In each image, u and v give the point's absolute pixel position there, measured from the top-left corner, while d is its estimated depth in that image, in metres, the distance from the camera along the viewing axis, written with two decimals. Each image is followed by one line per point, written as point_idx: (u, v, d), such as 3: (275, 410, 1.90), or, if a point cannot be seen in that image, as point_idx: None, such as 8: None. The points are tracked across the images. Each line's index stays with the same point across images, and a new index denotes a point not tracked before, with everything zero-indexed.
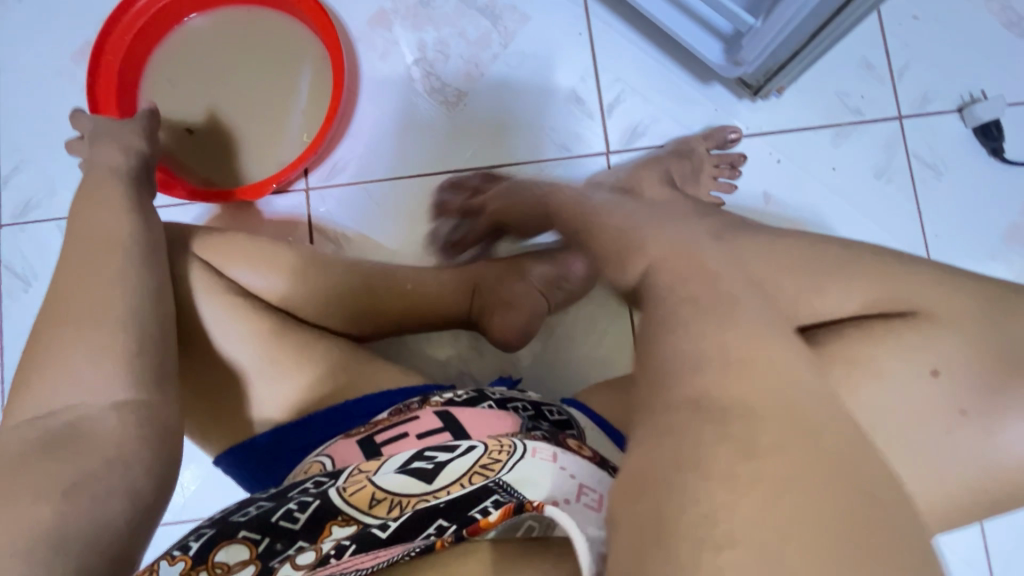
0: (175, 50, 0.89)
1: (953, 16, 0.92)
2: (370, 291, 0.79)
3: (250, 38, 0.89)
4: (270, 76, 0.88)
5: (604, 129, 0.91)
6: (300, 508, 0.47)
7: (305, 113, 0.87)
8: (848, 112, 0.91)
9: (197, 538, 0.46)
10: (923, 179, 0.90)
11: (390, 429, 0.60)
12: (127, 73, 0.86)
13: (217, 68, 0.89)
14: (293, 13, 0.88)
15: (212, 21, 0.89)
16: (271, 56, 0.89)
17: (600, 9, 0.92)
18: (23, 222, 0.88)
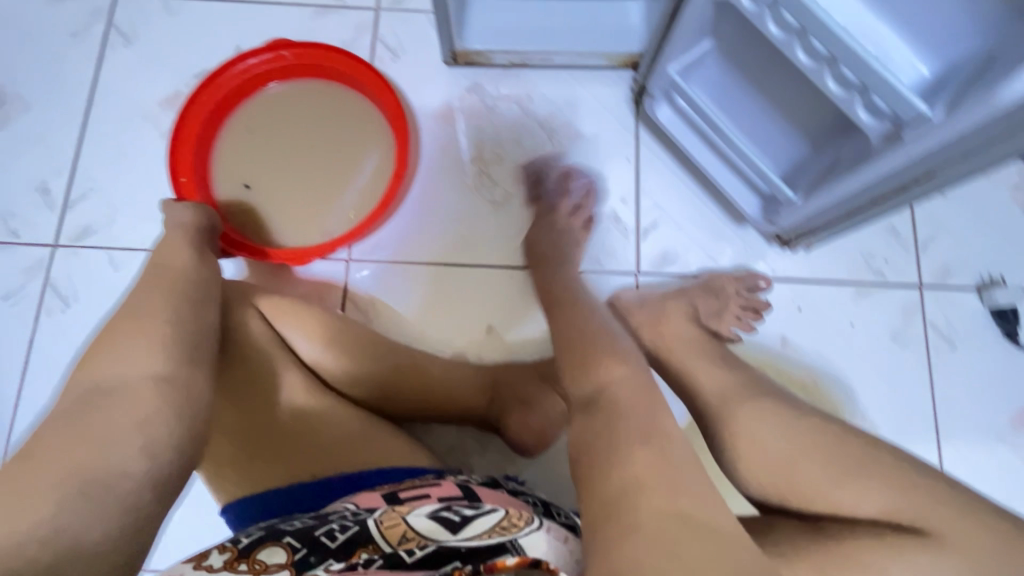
0: (257, 107, 0.95)
1: (979, 199, 0.97)
2: (392, 372, 0.83)
3: (327, 112, 0.95)
4: (337, 150, 0.94)
5: (638, 250, 0.95)
6: (339, 529, 0.56)
7: (360, 190, 0.93)
8: (870, 273, 0.94)
9: (248, 537, 0.56)
10: (938, 350, 0.93)
11: (413, 488, 0.66)
12: (208, 129, 0.93)
13: (288, 134, 0.95)
14: (369, 96, 0.94)
15: (293, 89, 0.96)
16: (343, 133, 0.95)
17: (649, 139, 0.98)
18: (78, 246, 0.93)
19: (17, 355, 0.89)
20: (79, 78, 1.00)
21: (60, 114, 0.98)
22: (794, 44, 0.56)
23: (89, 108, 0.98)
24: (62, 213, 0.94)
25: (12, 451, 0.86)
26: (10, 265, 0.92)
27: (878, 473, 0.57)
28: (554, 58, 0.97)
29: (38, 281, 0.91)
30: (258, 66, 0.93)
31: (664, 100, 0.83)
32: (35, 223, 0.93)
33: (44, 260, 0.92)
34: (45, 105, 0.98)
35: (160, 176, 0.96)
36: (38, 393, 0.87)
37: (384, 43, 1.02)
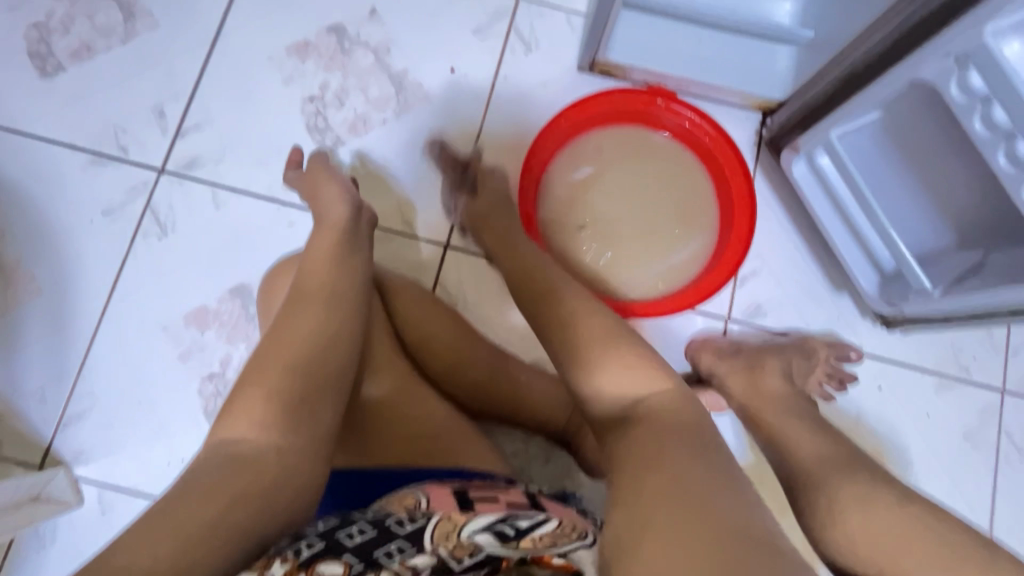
0: (637, 133, 0.95)
1: None
2: (475, 375, 0.85)
3: (680, 174, 0.95)
4: (678, 208, 0.94)
5: (732, 296, 0.94)
6: (399, 549, 0.48)
7: (688, 253, 0.93)
8: (956, 368, 0.94)
9: (307, 546, 0.47)
10: (1008, 458, 0.92)
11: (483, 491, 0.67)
12: (598, 115, 0.93)
13: (649, 172, 0.95)
14: (715, 170, 0.93)
15: (668, 147, 0.95)
16: (690, 197, 0.94)
17: (765, 185, 0.95)
18: (184, 175, 0.92)
19: (107, 273, 0.89)
20: (210, 6, 0.98)
21: (186, 40, 0.97)
22: (997, 144, 0.55)
23: (216, 39, 0.97)
24: (173, 140, 0.93)
25: (87, 366, 0.86)
26: (114, 182, 0.91)
27: None
28: (690, 86, 0.95)
29: (139, 203, 0.91)
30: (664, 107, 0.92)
31: (807, 157, 0.81)
32: (144, 144, 0.93)
33: (149, 183, 0.91)
34: (173, 27, 0.97)
35: (275, 124, 0.95)
36: (121, 314, 0.88)
37: (519, 34, 1.00)
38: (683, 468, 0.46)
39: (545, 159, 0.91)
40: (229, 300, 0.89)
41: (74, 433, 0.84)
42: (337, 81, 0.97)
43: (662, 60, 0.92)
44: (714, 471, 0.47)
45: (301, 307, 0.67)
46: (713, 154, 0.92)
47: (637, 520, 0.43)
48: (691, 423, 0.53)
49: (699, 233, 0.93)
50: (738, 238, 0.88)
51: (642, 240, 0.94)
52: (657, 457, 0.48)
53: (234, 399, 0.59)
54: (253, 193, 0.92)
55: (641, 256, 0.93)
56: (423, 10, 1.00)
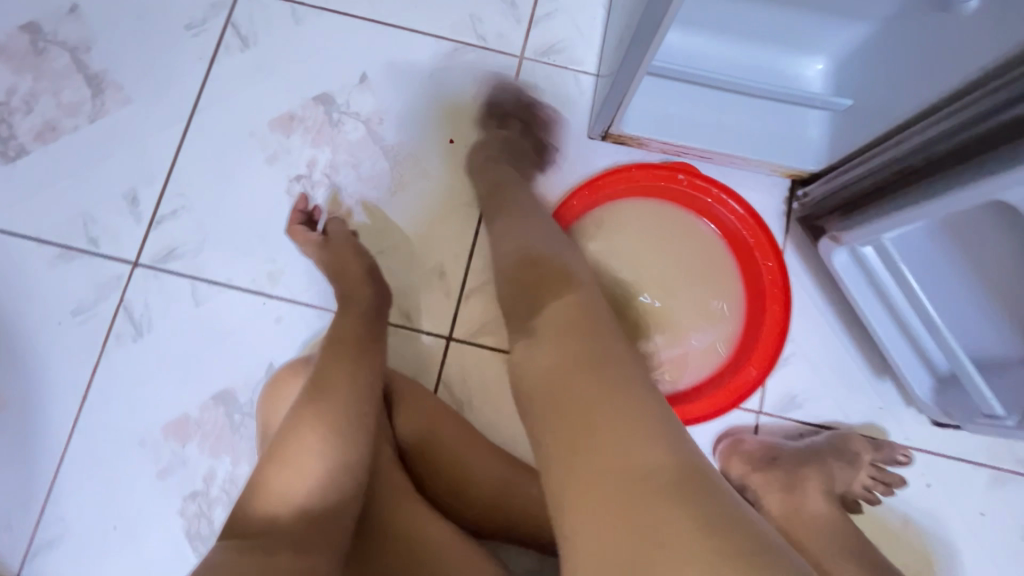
0: (656, 210, 0.87)
1: None
2: (487, 486, 0.77)
3: (704, 254, 0.86)
4: (704, 291, 0.86)
5: (765, 387, 0.85)
6: None
7: (717, 342, 0.84)
8: (1013, 461, 0.85)
9: None
10: None
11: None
12: (614, 192, 0.85)
13: (671, 250, 0.86)
14: (744, 251, 0.85)
15: (691, 224, 0.87)
16: (717, 279, 0.86)
17: (797, 264, 0.87)
18: (161, 269, 0.84)
19: (78, 381, 0.81)
20: (186, 77, 0.90)
21: (160, 116, 0.89)
22: None
23: (193, 114, 0.89)
24: (148, 229, 0.85)
25: (58, 486, 0.78)
26: (83, 278, 0.83)
27: None
28: (713, 156, 0.86)
29: (111, 301, 0.83)
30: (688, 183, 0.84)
31: (851, 249, 0.73)
32: (116, 235, 0.85)
33: (122, 278, 0.83)
34: (146, 102, 0.89)
35: (259, 207, 0.87)
36: (93, 427, 0.80)
37: (524, 98, 0.92)
38: (611, 428, 0.47)
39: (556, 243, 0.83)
40: (211, 408, 0.81)
41: (43, 565, 0.77)
42: (326, 156, 0.89)
43: (683, 131, 0.84)
44: (637, 416, 0.48)
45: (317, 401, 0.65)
46: (742, 235, 0.84)
47: (575, 496, 0.46)
48: (613, 359, 0.53)
49: (728, 321, 0.85)
50: (773, 324, 0.81)
51: (670, 322, 0.85)
52: (584, 412, 0.49)
53: (262, 472, 0.61)
54: (236, 286, 0.84)
55: (666, 346, 0.84)
56: (418, 74, 0.92)
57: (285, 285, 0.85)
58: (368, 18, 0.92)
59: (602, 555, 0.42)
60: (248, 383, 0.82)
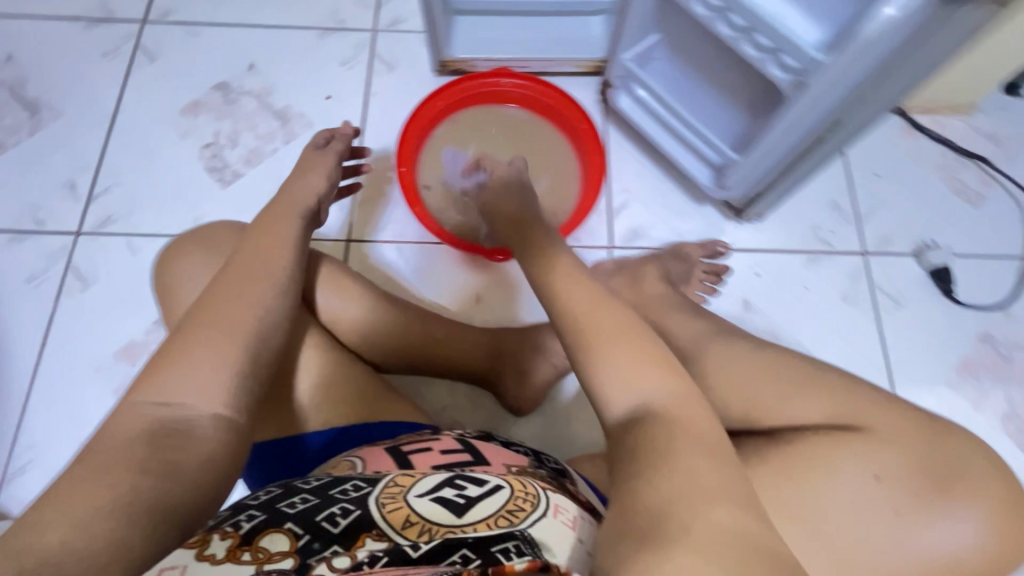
0: (490, 111, 1.09)
1: (905, 176, 1.11)
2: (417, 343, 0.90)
3: (534, 136, 1.09)
4: (538, 164, 1.08)
5: (610, 227, 1.05)
6: (341, 514, 0.49)
7: (556, 197, 1.06)
8: (819, 242, 1.06)
9: (247, 520, 0.48)
10: (885, 308, 1.02)
11: (416, 445, 0.69)
12: (452, 102, 1.06)
13: (506, 140, 1.09)
14: (562, 126, 1.08)
15: (519, 116, 1.10)
16: (547, 152, 1.09)
17: (615, 132, 1.09)
18: (100, 232, 1.01)
19: (36, 334, 0.95)
20: (107, 90, 1.11)
21: (88, 121, 1.09)
22: (716, 20, 0.70)
23: (115, 115, 1.10)
24: (86, 205, 1.03)
25: (25, 421, 0.90)
26: (35, 251, 0.99)
27: (811, 385, 0.63)
28: (530, 65, 1.10)
29: (60, 265, 0.99)
30: (510, 87, 1.07)
31: (624, 90, 0.96)
32: (60, 214, 1.02)
33: (67, 246, 1.00)
34: (76, 114, 1.10)
35: (178, 173, 1.06)
36: (53, 365, 0.93)
37: (381, 58, 1.16)
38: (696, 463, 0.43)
39: (414, 148, 1.02)
40: (155, 330, 0.95)
41: (19, 486, 0.87)
42: (228, 127, 1.10)
43: (499, 49, 1.09)
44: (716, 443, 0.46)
45: (233, 291, 0.61)
46: (556, 112, 1.07)
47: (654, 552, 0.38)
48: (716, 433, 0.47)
49: (563, 181, 1.07)
50: (592, 176, 1.02)
51: None
52: (677, 460, 0.43)
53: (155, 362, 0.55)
54: (165, 234, 1.02)
55: None
56: (295, 56, 1.16)
57: None
58: (248, 23, 1.17)
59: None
60: None
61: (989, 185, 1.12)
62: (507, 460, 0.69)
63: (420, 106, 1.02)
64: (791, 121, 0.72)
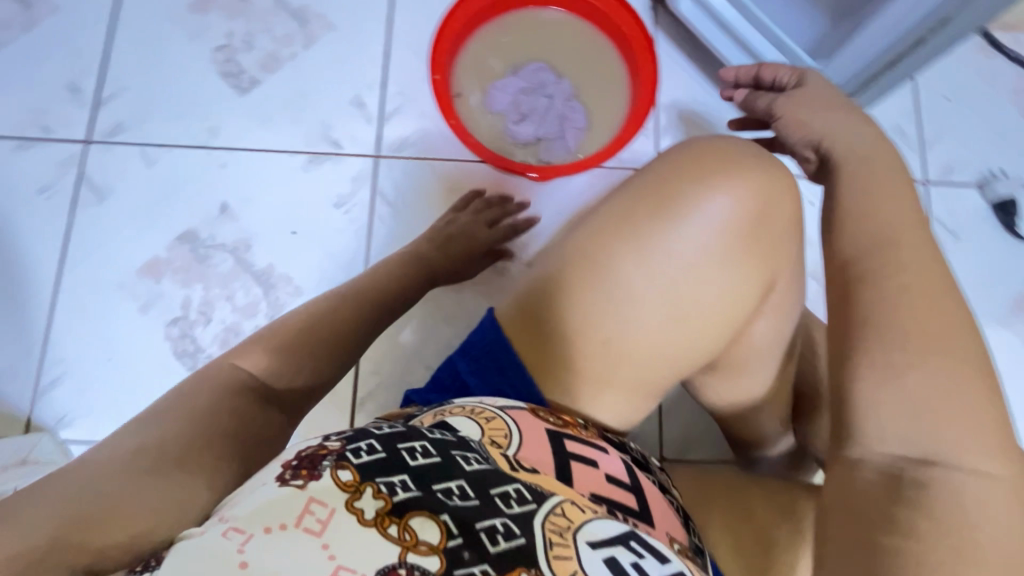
0: (528, 20, 0.98)
1: (979, 101, 1.02)
2: (741, 300, 0.50)
3: (577, 45, 0.98)
4: (582, 77, 0.98)
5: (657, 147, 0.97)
6: (503, 532, 0.35)
7: (602, 112, 0.96)
8: None
9: (402, 482, 0.36)
10: (942, 241, 0.97)
11: (582, 442, 0.47)
12: (488, 7, 0.95)
13: (546, 50, 0.98)
14: (609, 30, 0.96)
15: (560, 22, 0.98)
16: (592, 62, 0.98)
17: (666, 44, 0.99)
18: (111, 141, 0.94)
19: (54, 247, 0.91)
20: None
21: (88, 18, 0.99)
22: None
23: (117, 11, 0.99)
24: (94, 111, 0.95)
25: (52, 334, 0.88)
26: (43, 160, 0.93)
27: None
28: None
29: (72, 173, 0.93)
30: None
31: None
32: (67, 120, 0.95)
33: (78, 154, 0.93)
34: (73, 8, 0.99)
35: (190, 78, 0.97)
36: (75, 278, 0.90)
37: None
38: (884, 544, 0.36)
39: (447, 54, 0.92)
40: (178, 247, 0.91)
41: (51, 399, 0.86)
42: (242, 28, 1.00)
43: None
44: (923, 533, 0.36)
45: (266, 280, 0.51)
46: (602, 13, 0.95)
47: None
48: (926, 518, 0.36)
49: (612, 95, 0.96)
50: (647, 87, 0.91)
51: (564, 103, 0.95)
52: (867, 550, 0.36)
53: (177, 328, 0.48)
54: (181, 145, 0.95)
55: (566, 124, 0.95)
56: None
57: (225, 137, 0.96)
58: None
59: None
60: (207, 222, 0.92)
61: None
62: (676, 532, 0.45)
63: (452, 8, 0.91)
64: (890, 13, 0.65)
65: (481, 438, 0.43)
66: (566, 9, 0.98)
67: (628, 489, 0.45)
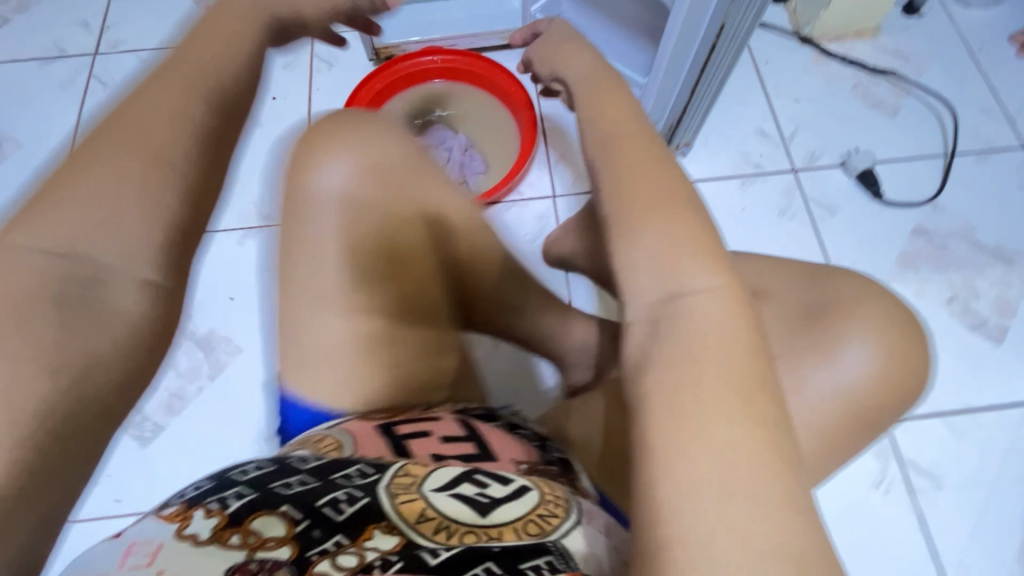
0: (425, 92, 1.15)
1: (825, 99, 1.17)
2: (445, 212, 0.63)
3: (468, 104, 1.14)
4: (476, 129, 1.13)
5: (550, 178, 1.11)
6: (346, 499, 0.41)
7: (497, 156, 1.10)
8: (750, 166, 1.11)
9: (237, 496, 0.40)
10: (820, 217, 1.07)
11: (416, 423, 0.55)
12: (387, 87, 1.11)
13: (443, 113, 1.14)
14: (493, 89, 1.13)
15: (452, 89, 1.15)
16: (483, 115, 1.13)
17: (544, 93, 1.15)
18: None
19: None
20: (67, 119, 1.18)
21: (51, 150, 1.15)
22: None
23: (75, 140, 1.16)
24: None
25: None
26: None
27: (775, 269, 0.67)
28: (459, 42, 1.17)
29: None
30: (438, 61, 1.12)
31: None
32: None
33: None
34: (38, 143, 1.16)
35: None
36: None
37: (321, 57, 1.23)
38: (718, 382, 0.38)
39: None
40: None
41: None
42: None
43: (426, 32, 1.16)
44: (740, 366, 0.39)
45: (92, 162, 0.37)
46: (484, 76, 1.11)
47: (671, 470, 0.35)
48: (733, 354, 0.39)
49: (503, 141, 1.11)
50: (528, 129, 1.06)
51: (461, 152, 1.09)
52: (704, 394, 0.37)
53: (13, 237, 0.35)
54: None
55: (464, 170, 1.08)
56: (239, 67, 1.23)
57: None
58: None
59: (704, 534, 0.33)
60: None
61: (903, 95, 1.18)
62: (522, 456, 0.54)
63: (353, 92, 1.07)
64: (678, 29, 0.80)
65: (314, 451, 0.49)
66: (455, 79, 1.15)
67: (466, 441, 0.54)
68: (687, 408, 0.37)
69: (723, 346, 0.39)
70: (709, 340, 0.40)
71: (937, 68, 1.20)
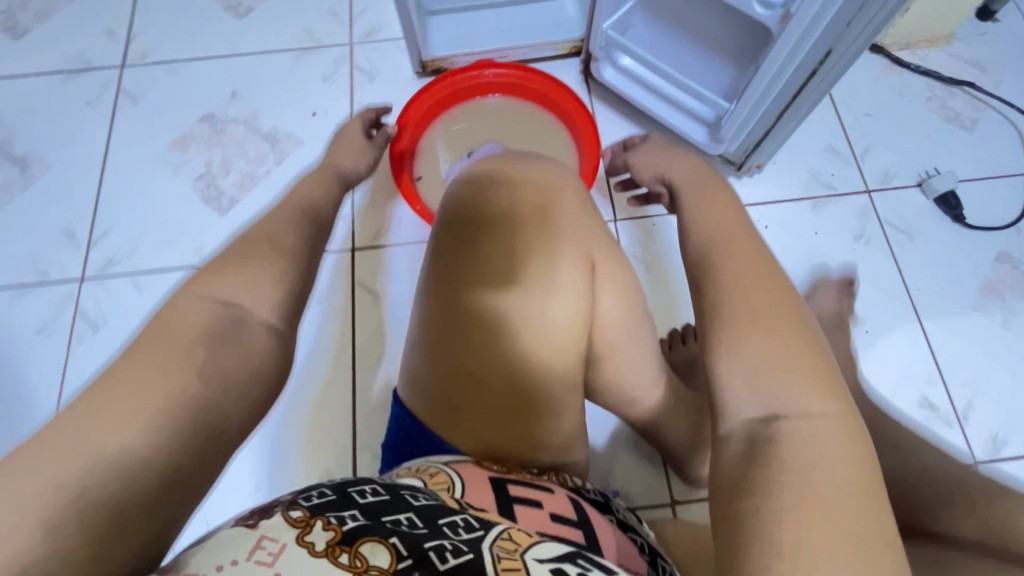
0: (477, 109, 1.10)
1: (899, 112, 1.11)
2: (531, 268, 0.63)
3: (522, 124, 1.10)
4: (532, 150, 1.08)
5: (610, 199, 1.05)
6: (452, 550, 0.37)
7: None
8: (822, 186, 1.05)
9: (352, 515, 0.37)
10: (897, 241, 1.01)
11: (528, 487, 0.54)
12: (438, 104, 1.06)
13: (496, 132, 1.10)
14: (549, 105, 1.07)
15: (505, 106, 1.10)
16: (539, 136, 1.09)
17: (602, 107, 1.08)
18: (104, 276, 1.01)
19: (52, 381, 0.95)
20: (96, 137, 1.12)
21: (80, 170, 1.09)
22: None
23: (106, 160, 1.10)
24: (87, 251, 1.03)
25: None
26: (41, 301, 0.99)
27: None
28: (510, 54, 1.11)
29: (67, 311, 0.99)
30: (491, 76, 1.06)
31: (609, 62, 0.96)
32: (63, 263, 1.02)
33: (73, 293, 1.00)
34: (67, 163, 1.09)
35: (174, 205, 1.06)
36: None
37: (362, 69, 1.16)
38: (826, 504, 0.35)
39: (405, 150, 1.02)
40: None
41: None
42: (219, 156, 1.10)
43: (477, 42, 1.09)
44: (849, 497, 0.35)
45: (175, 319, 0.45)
46: (540, 92, 1.05)
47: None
48: (848, 484, 0.36)
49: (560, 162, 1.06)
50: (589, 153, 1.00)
51: None
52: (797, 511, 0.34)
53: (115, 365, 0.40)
54: (168, 269, 1.02)
55: None
56: (275, 79, 1.16)
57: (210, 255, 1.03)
58: (226, 54, 1.18)
59: None
60: None
61: (981, 109, 1.11)
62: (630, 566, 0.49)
63: (404, 110, 1.02)
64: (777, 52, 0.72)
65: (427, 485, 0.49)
66: (509, 95, 1.09)
67: (573, 525, 0.50)
68: (788, 520, 0.34)
69: (841, 482, 0.36)
70: (814, 463, 0.37)
71: (1016, 79, 1.13)
